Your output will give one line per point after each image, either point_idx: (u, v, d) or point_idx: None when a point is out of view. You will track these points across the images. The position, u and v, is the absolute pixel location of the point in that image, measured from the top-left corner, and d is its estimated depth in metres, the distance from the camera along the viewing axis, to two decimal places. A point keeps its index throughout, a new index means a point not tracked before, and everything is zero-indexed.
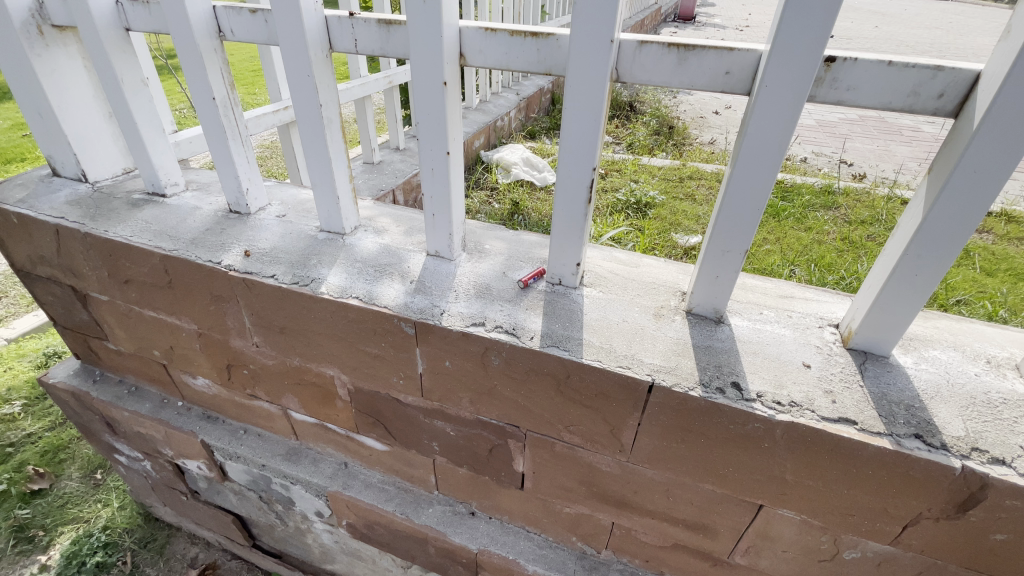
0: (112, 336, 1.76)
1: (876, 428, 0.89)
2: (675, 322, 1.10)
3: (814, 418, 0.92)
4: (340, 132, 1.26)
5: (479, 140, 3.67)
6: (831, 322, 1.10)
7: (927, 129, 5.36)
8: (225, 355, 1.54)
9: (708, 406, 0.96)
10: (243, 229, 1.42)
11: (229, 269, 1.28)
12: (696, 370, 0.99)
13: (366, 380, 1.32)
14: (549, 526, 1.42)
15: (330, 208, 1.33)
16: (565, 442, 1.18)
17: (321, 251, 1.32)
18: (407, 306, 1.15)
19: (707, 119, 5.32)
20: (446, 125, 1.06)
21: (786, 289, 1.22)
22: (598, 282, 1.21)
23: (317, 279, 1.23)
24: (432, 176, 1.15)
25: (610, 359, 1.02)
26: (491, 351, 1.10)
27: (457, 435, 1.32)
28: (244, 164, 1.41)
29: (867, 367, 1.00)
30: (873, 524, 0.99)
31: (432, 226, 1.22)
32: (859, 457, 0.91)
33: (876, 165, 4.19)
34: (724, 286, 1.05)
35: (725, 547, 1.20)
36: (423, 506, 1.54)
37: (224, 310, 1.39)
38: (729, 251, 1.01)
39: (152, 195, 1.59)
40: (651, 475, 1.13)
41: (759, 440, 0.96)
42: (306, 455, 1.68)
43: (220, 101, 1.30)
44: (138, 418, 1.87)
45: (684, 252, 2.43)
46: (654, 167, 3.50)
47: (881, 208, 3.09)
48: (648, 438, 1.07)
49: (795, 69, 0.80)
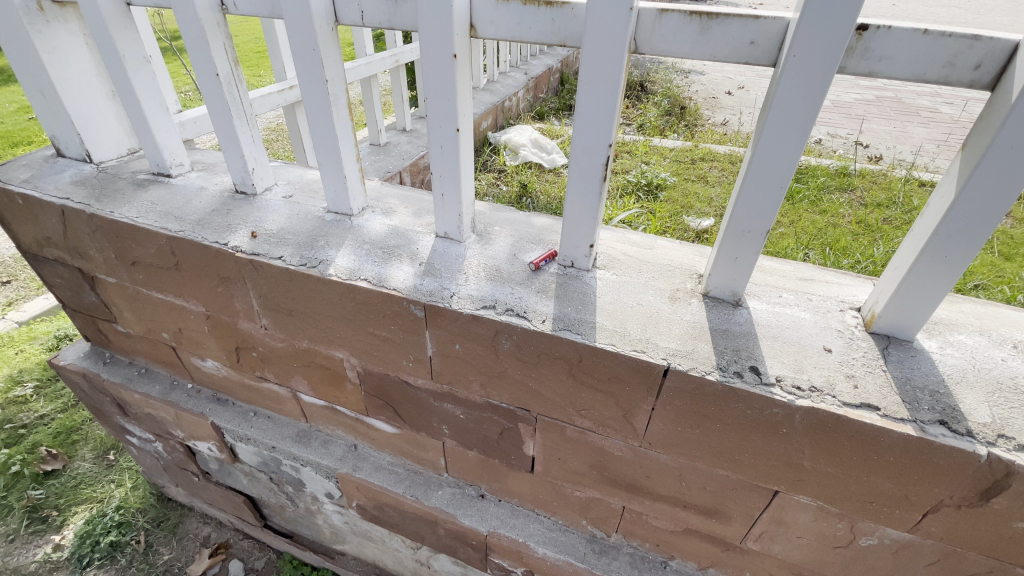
0: (121, 319, 1.76)
1: (899, 415, 0.87)
2: (692, 305, 1.07)
3: (835, 403, 0.89)
4: (346, 109, 1.23)
5: (486, 122, 3.61)
6: (853, 306, 1.07)
7: (946, 109, 5.21)
8: (233, 338, 1.53)
9: (725, 391, 0.94)
10: (249, 210, 1.39)
11: (236, 250, 1.26)
12: (713, 354, 0.97)
13: (375, 363, 1.31)
14: (559, 509, 1.42)
15: (337, 188, 1.30)
16: (576, 426, 1.17)
17: (328, 232, 1.30)
18: (416, 289, 1.13)
19: (720, 99, 5.20)
20: (456, 100, 1.03)
21: (805, 272, 1.18)
22: (611, 264, 1.18)
23: (325, 261, 1.21)
24: (441, 155, 1.12)
25: (623, 343, 1.00)
26: (502, 334, 1.08)
27: (467, 418, 1.31)
28: (250, 144, 1.38)
29: (890, 352, 0.97)
30: (891, 511, 0.97)
31: (441, 206, 1.20)
32: (880, 443, 0.88)
33: (892, 147, 4.09)
34: (743, 269, 1.01)
35: (737, 533, 1.19)
36: (432, 488, 1.55)
37: (232, 292, 1.37)
38: (748, 232, 0.97)
39: (157, 176, 1.57)
40: (664, 460, 1.12)
41: (777, 425, 0.94)
42: (316, 437, 1.68)
43: (223, 78, 1.26)
44: (148, 400, 1.89)
45: (696, 236, 2.38)
46: (665, 149, 3.43)
47: (898, 190, 3.01)
48: (662, 422, 1.05)
49: (825, 37, 0.75)
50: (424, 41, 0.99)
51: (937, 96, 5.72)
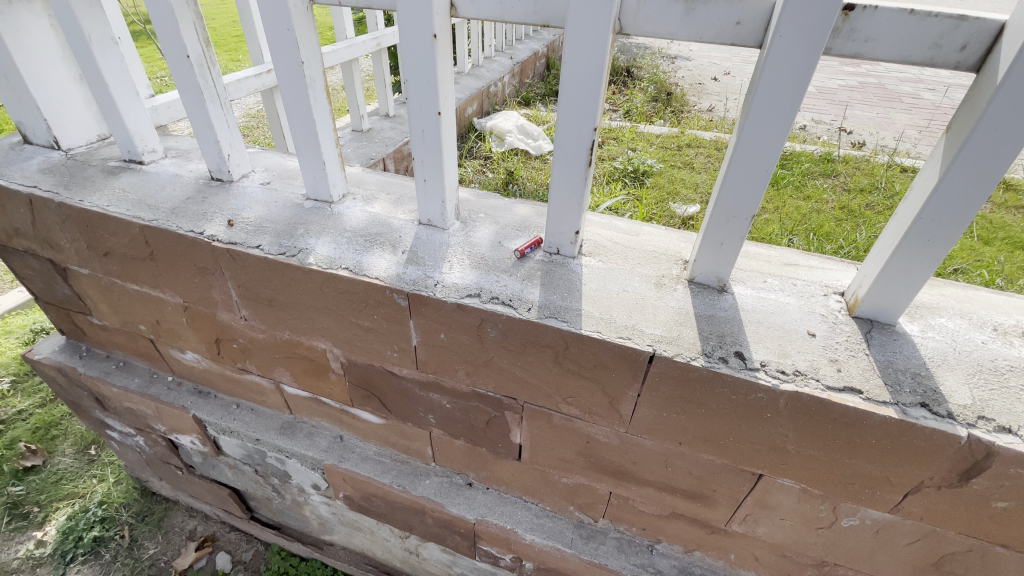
0: (96, 311, 1.71)
1: (882, 398, 0.87)
2: (678, 291, 1.06)
3: (819, 387, 0.89)
4: (324, 91, 1.19)
5: (471, 107, 3.56)
6: (836, 290, 1.07)
7: (927, 96, 5.25)
8: (213, 330, 1.50)
9: (710, 376, 0.94)
10: (226, 197, 1.35)
11: (212, 239, 1.23)
12: (698, 340, 0.96)
13: (359, 354, 1.29)
14: (546, 495, 1.41)
15: (316, 174, 1.26)
16: (562, 414, 1.16)
17: (308, 220, 1.26)
18: (400, 277, 1.10)
19: (706, 85, 5.18)
20: (437, 82, 1.00)
21: (789, 257, 1.18)
22: (597, 251, 1.17)
23: (305, 249, 1.18)
24: (423, 140, 1.09)
25: (609, 330, 0.99)
26: (487, 322, 1.07)
27: (453, 408, 1.30)
28: (225, 129, 1.34)
29: (873, 335, 0.97)
30: (873, 493, 0.98)
31: (424, 192, 1.17)
32: (863, 426, 0.89)
33: (875, 133, 4.12)
34: (728, 254, 1.01)
35: (722, 515, 1.20)
36: (420, 477, 1.53)
37: (209, 283, 1.34)
38: (734, 217, 0.96)
39: (129, 163, 1.51)
40: (650, 445, 1.12)
41: (762, 410, 0.94)
42: (301, 428, 1.66)
43: (194, 59, 1.22)
44: (127, 393, 1.85)
45: (681, 223, 2.38)
46: (652, 135, 3.42)
47: (880, 176, 3.05)
48: (647, 409, 1.05)
49: (810, 17, 0.74)
50: (403, 22, 0.96)
51: (919, 82, 5.74)
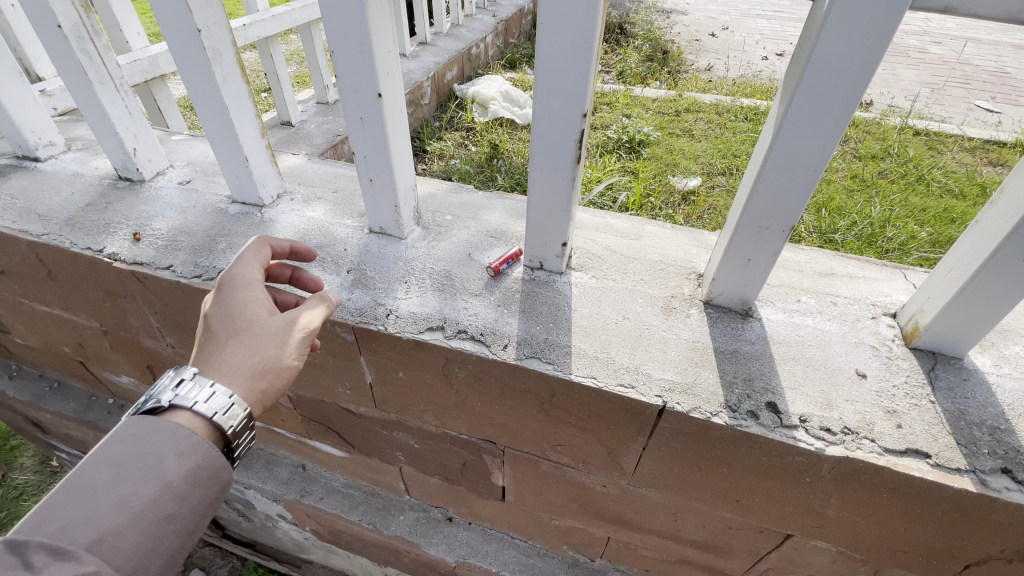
0: (14, 331, 1.48)
1: (955, 464, 0.68)
2: (690, 318, 0.85)
3: (875, 451, 0.70)
4: (236, 67, 0.93)
5: (451, 72, 3.24)
6: (887, 311, 0.86)
7: (935, 49, 4.92)
8: (141, 356, 1.27)
9: (734, 436, 0.74)
10: (135, 203, 1.10)
11: (114, 259, 0.99)
12: (720, 387, 0.76)
13: (307, 388, 1.08)
14: (535, 534, 1.24)
15: (239, 172, 1.02)
16: (550, 461, 0.97)
17: (231, 230, 1.02)
18: (342, 306, 0.88)
19: (704, 41, 4.82)
20: (373, 53, 0.75)
21: (824, 263, 0.97)
22: (590, 264, 0.95)
23: (226, 270, 0.95)
24: (362, 129, 0.84)
25: (606, 375, 0.78)
26: (454, 362, 0.85)
27: (423, 448, 1.10)
28: (125, 118, 1.09)
29: (938, 375, 0.77)
30: (929, 562, 0.80)
31: (372, 195, 0.93)
32: (928, 498, 0.70)
33: (884, 91, 3.83)
34: (755, 274, 0.80)
35: (739, 567, 1.03)
36: (393, 513, 1.35)
37: (123, 308, 1.11)
38: (766, 229, 0.74)
39: (24, 160, 1.25)
40: (656, 498, 0.93)
41: (799, 473, 0.75)
42: (258, 458, 1.46)
43: (68, 31, 0.96)
44: (64, 419, 1.64)
45: (682, 199, 2.14)
46: (647, 99, 3.12)
47: (893, 140, 2.79)
48: (653, 462, 0.86)
49: None
50: None
51: (926, 34, 5.39)
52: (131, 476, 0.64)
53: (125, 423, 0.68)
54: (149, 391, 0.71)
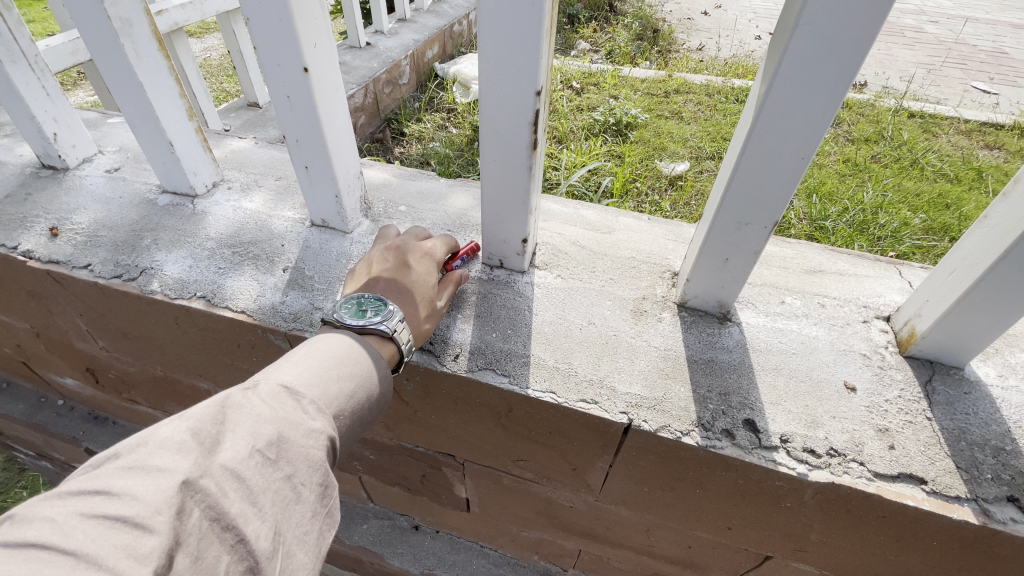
0: None
1: (954, 492, 0.61)
2: (662, 322, 0.77)
3: (865, 477, 0.62)
4: (151, 38, 0.82)
5: (431, 50, 3.09)
6: (879, 314, 0.78)
7: (932, 29, 4.79)
8: (79, 359, 1.17)
9: (708, 457, 0.66)
10: (56, 194, 0.99)
11: (28, 258, 0.89)
12: (692, 402, 0.68)
13: None
14: (506, 545, 1.17)
15: (166, 159, 0.91)
16: (514, 475, 0.89)
17: (159, 224, 0.92)
18: (275, 310, 0.78)
19: (696, 20, 4.66)
20: (292, 20, 0.64)
21: (812, 259, 0.89)
22: (555, 261, 0.86)
23: (150, 269, 0.85)
24: (291, 109, 0.74)
25: (567, 389, 0.70)
26: (401, 373, 0.77)
27: (380, 458, 1.02)
28: (42, 100, 0.97)
29: (935, 388, 0.69)
30: None
31: (309, 184, 0.83)
32: (923, 528, 0.63)
33: (879, 73, 3.71)
34: (734, 274, 0.71)
35: None
36: (356, 522, 1.28)
37: (49, 309, 1.01)
38: (747, 224, 0.65)
39: None
40: (627, 516, 0.86)
41: (780, 498, 0.67)
42: None
43: None
44: (11, 421, 1.54)
45: (669, 184, 2.04)
46: (635, 79, 3.00)
47: (888, 122, 2.69)
48: (621, 481, 0.78)
49: None
50: None
51: (922, 14, 5.25)
52: (346, 374, 0.59)
53: (321, 345, 0.61)
54: (353, 311, 0.67)
